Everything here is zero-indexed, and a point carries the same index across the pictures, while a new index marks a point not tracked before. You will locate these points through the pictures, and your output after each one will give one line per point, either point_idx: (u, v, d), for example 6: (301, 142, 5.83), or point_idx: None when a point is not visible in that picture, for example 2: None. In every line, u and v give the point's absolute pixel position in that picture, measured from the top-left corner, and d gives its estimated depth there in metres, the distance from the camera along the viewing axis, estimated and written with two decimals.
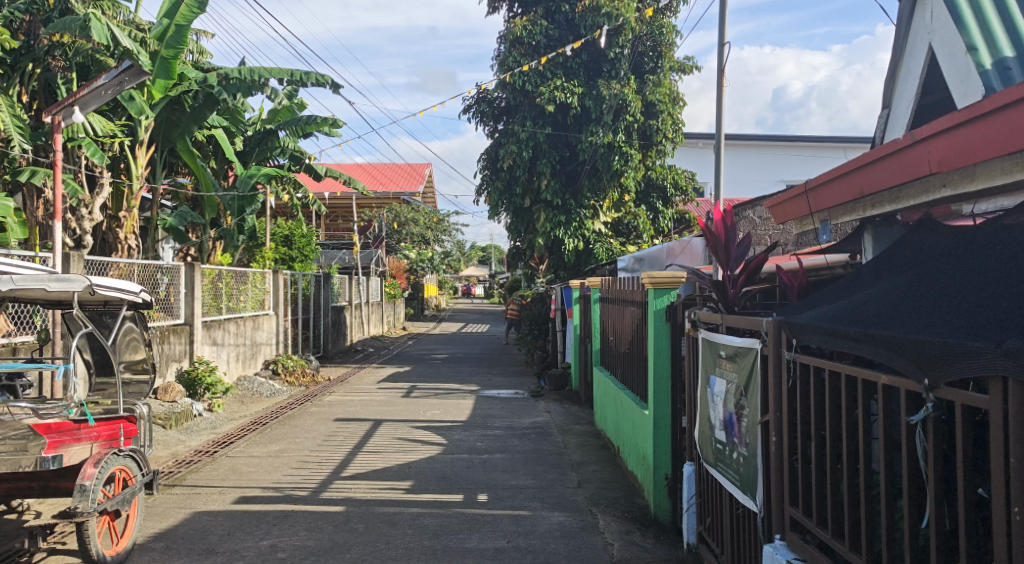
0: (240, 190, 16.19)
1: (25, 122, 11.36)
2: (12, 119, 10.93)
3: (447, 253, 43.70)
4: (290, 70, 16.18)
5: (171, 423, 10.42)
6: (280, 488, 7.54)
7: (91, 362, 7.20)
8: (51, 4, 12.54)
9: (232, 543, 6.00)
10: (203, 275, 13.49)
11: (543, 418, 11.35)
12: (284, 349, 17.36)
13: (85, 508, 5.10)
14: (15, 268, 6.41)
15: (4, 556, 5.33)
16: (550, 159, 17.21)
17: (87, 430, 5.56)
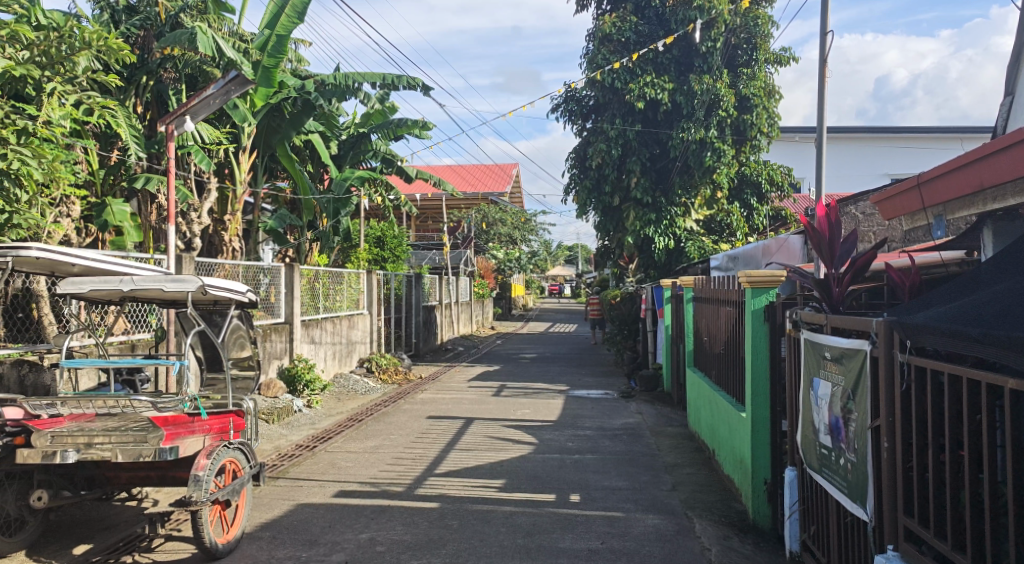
0: (336, 194, 16.83)
1: (140, 132, 12.05)
2: (130, 130, 11.60)
3: (534, 252, 43.92)
4: (383, 74, 16.56)
5: (273, 418, 10.84)
6: (377, 483, 7.73)
7: (203, 359, 7.56)
8: (163, 19, 13.27)
9: (333, 535, 6.19)
10: (302, 276, 13.96)
11: (634, 419, 11.25)
12: (378, 348, 17.79)
13: (199, 497, 5.35)
14: (134, 269, 6.81)
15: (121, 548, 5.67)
16: (640, 156, 17.05)
17: (200, 423, 5.83)
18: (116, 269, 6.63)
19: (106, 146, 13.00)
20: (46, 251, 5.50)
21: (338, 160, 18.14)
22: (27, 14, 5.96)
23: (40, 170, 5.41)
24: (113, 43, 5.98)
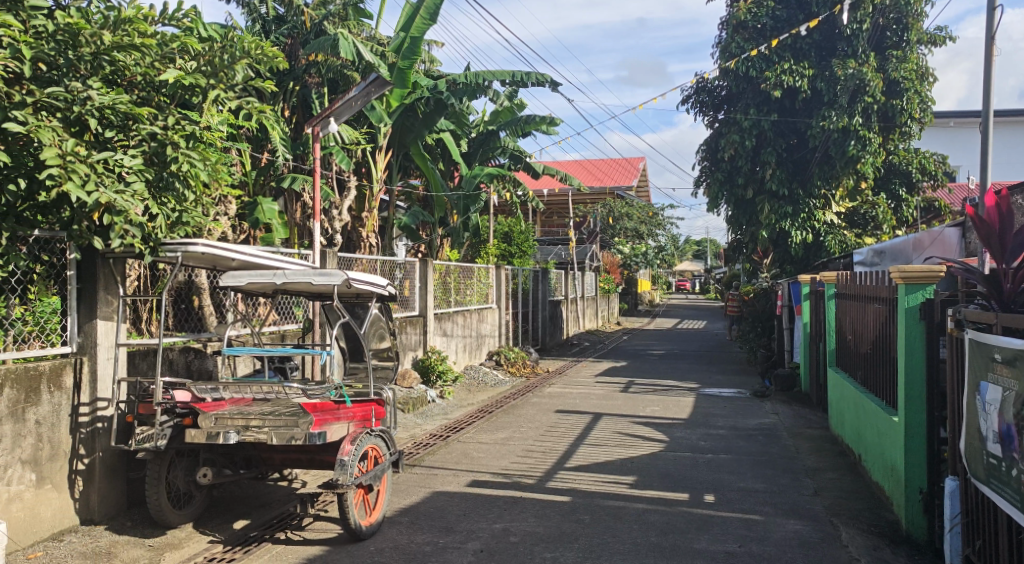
0: (466, 190, 17.21)
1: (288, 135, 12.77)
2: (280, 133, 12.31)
3: (662, 247, 43.29)
4: (512, 71, 16.76)
5: (408, 408, 11.21)
6: (509, 474, 7.85)
7: (346, 349, 7.92)
8: (308, 27, 14.04)
9: (469, 524, 6.33)
10: (435, 270, 14.35)
11: (770, 419, 10.89)
12: (507, 342, 18.05)
13: (345, 480, 5.61)
14: (285, 263, 7.21)
15: (272, 530, 6.07)
16: (775, 147, 16.49)
17: (345, 410, 6.10)
18: (269, 263, 7.05)
19: (257, 148, 13.84)
20: (210, 247, 5.93)
21: (468, 158, 18.54)
22: (195, 29, 6.37)
23: (205, 172, 5.88)
24: (268, 51, 6.41)
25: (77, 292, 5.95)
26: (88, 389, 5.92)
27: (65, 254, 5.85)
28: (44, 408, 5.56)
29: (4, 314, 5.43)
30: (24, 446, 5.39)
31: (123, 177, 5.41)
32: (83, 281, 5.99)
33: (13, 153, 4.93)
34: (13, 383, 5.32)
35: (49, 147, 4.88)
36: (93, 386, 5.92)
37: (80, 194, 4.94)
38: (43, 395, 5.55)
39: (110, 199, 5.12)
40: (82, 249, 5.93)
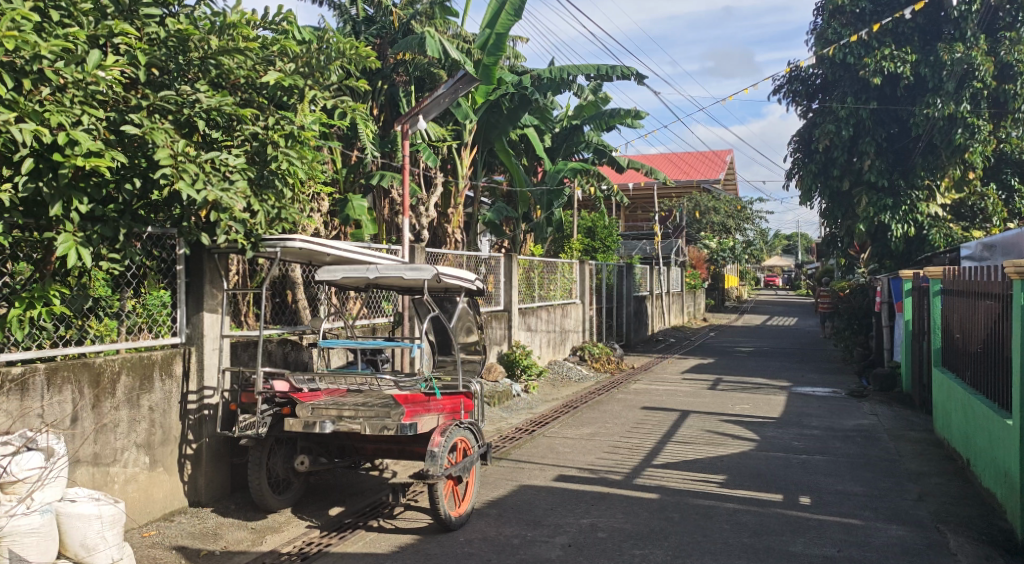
0: (549, 185, 17.20)
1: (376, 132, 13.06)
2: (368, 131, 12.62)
3: (749, 242, 42.30)
4: (596, 65, 16.65)
5: (494, 401, 11.32)
6: (595, 469, 7.83)
7: (435, 343, 8.03)
8: (397, 26, 14.34)
9: (556, 518, 6.34)
10: (519, 265, 14.41)
11: (869, 420, 10.51)
12: (591, 337, 17.99)
13: (436, 471, 5.70)
14: (376, 258, 7.38)
15: (365, 518, 6.24)
16: (875, 137, 15.85)
17: (435, 402, 6.19)
18: (361, 257, 7.23)
19: (347, 146, 14.22)
20: (308, 244, 6.12)
21: (551, 153, 18.54)
22: (292, 32, 6.60)
23: (303, 170, 6.08)
24: (362, 51, 6.60)
25: (186, 286, 6.25)
26: (195, 378, 6.20)
27: (174, 250, 6.14)
28: (157, 395, 5.86)
29: (119, 306, 5.75)
30: (139, 431, 5.69)
31: (228, 176, 5.61)
32: (191, 275, 6.28)
33: (129, 154, 5.21)
34: (129, 371, 5.63)
35: (162, 148, 5.13)
36: (200, 375, 6.21)
37: (190, 191, 5.16)
38: (155, 382, 5.84)
39: (217, 197, 5.33)
40: (190, 245, 6.21)
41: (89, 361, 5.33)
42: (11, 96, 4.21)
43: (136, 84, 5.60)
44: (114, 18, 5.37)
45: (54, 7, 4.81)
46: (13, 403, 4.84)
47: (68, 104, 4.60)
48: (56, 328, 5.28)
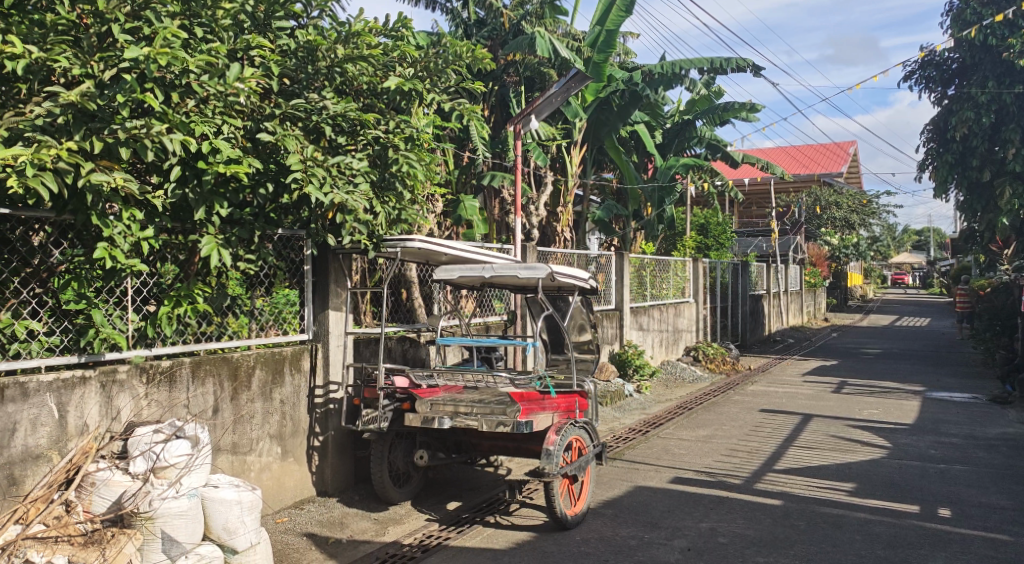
0: (660, 181, 16.97)
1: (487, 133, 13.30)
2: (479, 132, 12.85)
3: (875, 238, 40.33)
4: (710, 58, 16.28)
5: (606, 401, 11.26)
6: (713, 473, 7.68)
7: (548, 341, 8.05)
8: (507, 27, 14.52)
9: (675, 521, 6.25)
10: (631, 264, 14.29)
11: (1015, 429, 9.83)
12: (705, 337, 17.63)
13: (551, 469, 5.74)
14: (490, 258, 7.47)
15: (482, 514, 6.35)
16: (1020, 123, 14.84)
17: (550, 401, 6.23)
18: (476, 257, 7.34)
19: (459, 147, 14.50)
20: (427, 244, 6.26)
21: (663, 149, 18.31)
22: (410, 37, 6.79)
23: (422, 172, 6.24)
24: (477, 53, 6.72)
25: (312, 285, 6.54)
26: (321, 373, 6.48)
27: (302, 250, 6.44)
28: (287, 389, 6.16)
29: (252, 305, 6.07)
30: (272, 422, 5.99)
31: (351, 179, 5.83)
32: (317, 274, 6.56)
33: (263, 160, 5.50)
34: (262, 366, 5.94)
35: (293, 154, 5.38)
36: (326, 370, 6.47)
37: (319, 194, 5.37)
38: (286, 376, 6.14)
39: (343, 199, 5.54)
40: (316, 246, 6.49)
41: (227, 356, 5.66)
42: (161, 109, 4.52)
43: (270, 94, 5.89)
44: (251, 32, 5.68)
45: (198, 24, 5.14)
46: (163, 394, 5.19)
47: (210, 114, 4.90)
48: (198, 324, 5.64)
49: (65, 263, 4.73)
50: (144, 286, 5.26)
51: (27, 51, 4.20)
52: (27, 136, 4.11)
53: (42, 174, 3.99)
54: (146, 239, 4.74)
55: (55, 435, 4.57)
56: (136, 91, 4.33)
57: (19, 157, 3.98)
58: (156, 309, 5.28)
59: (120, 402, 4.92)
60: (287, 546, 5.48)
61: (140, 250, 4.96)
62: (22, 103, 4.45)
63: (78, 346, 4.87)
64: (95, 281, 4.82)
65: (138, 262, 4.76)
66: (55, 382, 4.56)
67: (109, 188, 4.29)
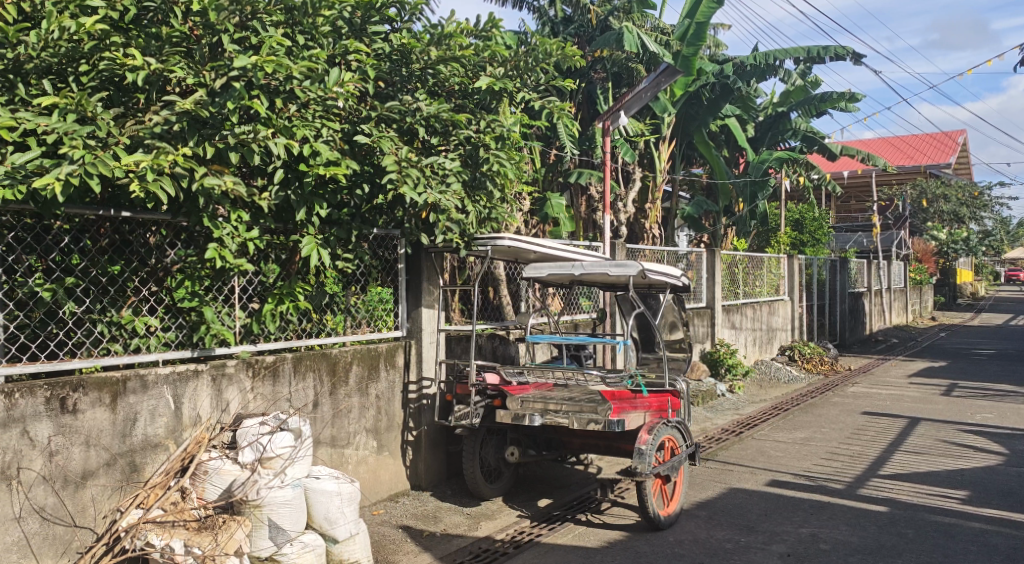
0: (752, 176, 16.54)
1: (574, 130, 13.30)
2: (567, 129, 12.87)
3: (986, 232, 38.21)
4: (807, 47, 15.78)
5: (698, 401, 11.08)
6: (812, 476, 7.46)
7: (639, 340, 7.94)
8: (594, 23, 14.48)
9: (772, 525, 6.11)
10: (723, 261, 14.02)
11: None
12: (800, 336, 17.12)
13: (644, 470, 5.69)
14: (579, 255, 7.44)
15: (573, 513, 6.35)
16: None
17: (642, 400, 6.15)
18: (566, 255, 7.33)
19: (546, 145, 14.54)
20: (518, 242, 6.29)
21: (756, 143, 17.91)
22: (500, 37, 6.84)
23: (512, 170, 6.30)
24: (568, 50, 6.74)
25: (406, 283, 6.70)
26: (415, 369, 6.62)
27: (396, 249, 6.59)
28: (382, 384, 6.32)
29: (349, 302, 6.24)
30: (368, 416, 6.16)
31: (444, 178, 5.92)
32: (410, 272, 6.71)
33: (359, 162, 5.65)
34: (359, 361, 6.11)
35: (388, 155, 5.50)
36: (419, 366, 6.61)
37: (413, 194, 5.49)
38: (382, 372, 6.31)
39: (436, 199, 5.63)
40: (410, 245, 6.63)
41: (327, 352, 5.85)
42: (267, 114, 4.71)
43: (366, 97, 6.04)
44: (349, 38, 5.83)
45: (299, 31, 5.33)
46: (267, 388, 5.40)
47: (310, 118, 5.06)
48: (299, 321, 5.84)
49: (179, 262, 4.98)
50: (249, 285, 5.47)
51: (146, 62, 4.44)
52: (146, 144, 4.35)
53: (160, 179, 4.21)
54: (252, 239, 4.96)
55: (172, 425, 4.78)
56: (244, 98, 4.53)
57: (140, 163, 4.19)
58: (261, 306, 5.48)
59: (229, 395, 5.14)
60: (384, 537, 5.62)
61: (247, 250, 5.17)
62: (141, 111, 4.67)
63: (192, 342, 5.09)
64: (206, 279, 5.06)
65: (244, 261, 4.97)
66: (171, 375, 4.79)
67: (219, 191, 4.50)
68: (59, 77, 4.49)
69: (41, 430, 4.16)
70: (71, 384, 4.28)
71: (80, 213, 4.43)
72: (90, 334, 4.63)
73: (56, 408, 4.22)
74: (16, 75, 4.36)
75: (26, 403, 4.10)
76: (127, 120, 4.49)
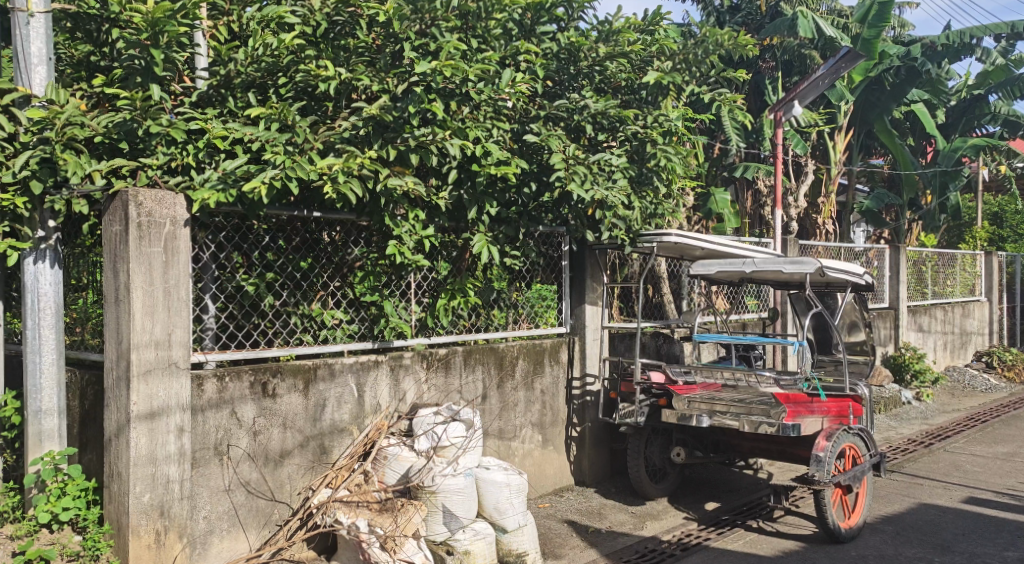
0: (942, 166, 15.28)
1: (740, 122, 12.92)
2: (732, 122, 12.52)
3: None
4: (1010, 23, 14.44)
5: (880, 408, 10.43)
6: (1016, 495, 6.83)
7: (814, 341, 7.56)
8: (763, 11, 13.99)
9: (970, 546, 5.65)
10: (908, 258, 13.10)
11: None
12: (1000, 341, 15.67)
13: (822, 477, 5.45)
14: (750, 253, 7.20)
15: (743, 519, 6.17)
16: None
17: (819, 404, 5.86)
18: (736, 252, 7.12)
19: (711, 138, 14.20)
20: (684, 238, 6.15)
21: (947, 130, 16.63)
22: (668, 30, 6.77)
23: (681, 165, 6.20)
24: (740, 40, 6.55)
25: (570, 280, 6.76)
26: (578, 365, 6.69)
27: (561, 247, 6.67)
28: (547, 379, 6.42)
29: (516, 299, 6.37)
30: (533, 411, 6.29)
31: (611, 175, 5.92)
32: (574, 269, 6.77)
33: (527, 160, 5.78)
34: (525, 356, 6.25)
35: (557, 153, 5.56)
36: (583, 362, 6.66)
37: (581, 192, 5.54)
38: (546, 367, 6.42)
39: (603, 196, 5.66)
40: (575, 242, 6.68)
41: (494, 346, 6.02)
42: (443, 117, 4.93)
43: (536, 96, 6.15)
44: (520, 39, 5.96)
45: (473, 35, 5.52)
46: (441, 379, 5.63)
47: (482, 120, 5.24)
48: (469, 316, 6.03)
49: (360, 259, 5.29)
50: (423, 281, 5.70)
51: (337, 73, 4.75)
52: (337, 148, 4.66)
53: (350, 181, 4.49)
54: (427, 237, 5.19)
55: (356, 412, 5.10)
56: (423, 102, 4.77)
57: (332, 165, 4.48)
58: (434, 301, 5.71)
59: (406, 385, 5.41)
60: (550, 531, 5.71)
61: (422, 248, 5.42)
62: (331, 119, 4.99)
63: (373, 333, 5.39)
64: (383, 275, 5.37)
65: (421, 258, 5.21)
66: (355, 364, 5.10)
67: (401, 191, 4.78)
68: (260, 89, 4.89)
69: (248, 411, 4.55)
70: (271, 370, 4.65)
71: (278, 214, 4.80)
72: (286, 325, 5.00)
73: (258, 392, 4.60)
74: (226, 88, 4.79)
75: (234, 387, 4.49)
76: (320, 127, 4.79)
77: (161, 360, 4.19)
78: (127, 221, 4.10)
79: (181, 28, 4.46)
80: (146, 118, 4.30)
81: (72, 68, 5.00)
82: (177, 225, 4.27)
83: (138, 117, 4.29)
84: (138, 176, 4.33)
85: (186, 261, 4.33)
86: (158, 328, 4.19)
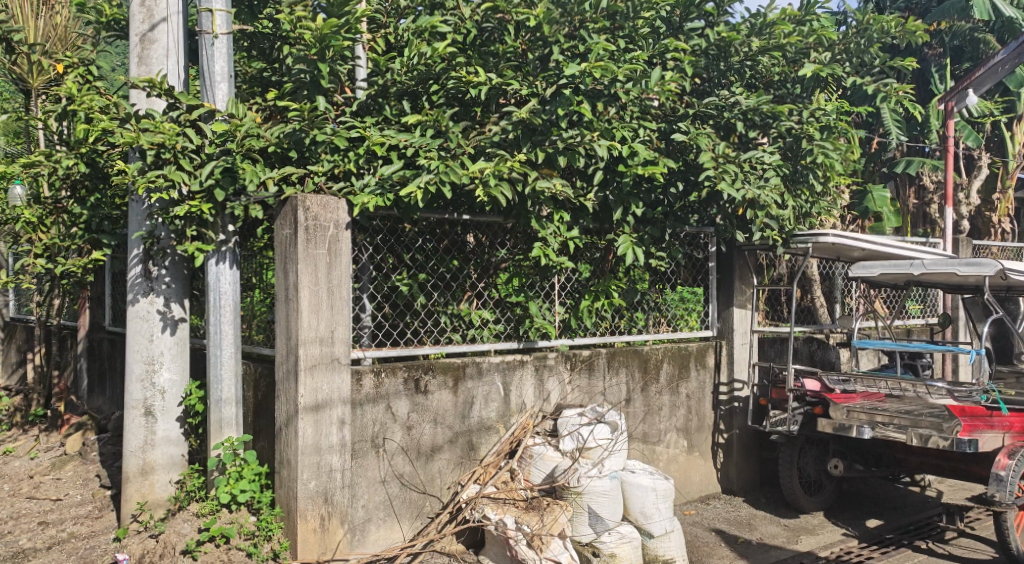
0: None
1: (902, 114, 12.15)
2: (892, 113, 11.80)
3: None
4: None
5: None
6: None
7: (992, 350, 6.92)
8: None
9: None
10: None
11: None
12: None
13: (1003, 499, 5.05)
14: (918, 254, 6.77)
15: (909, 539, 5.79)
16: None
17: (1000, 418, 5.42)
18: (903, 252, 6.74)
19: (869, 132, 13.42)
20: (842, 238, 5.87)
21: None
22: (826, 21, 6.49)
23: (840, 162, 5.91)
24: (905, 27, 6.17)
25: (717, 282, 6.61)
26: (726, 370, 6.51)
27: (707, 248, 6.53)
28: (693, 383, 6.29)
29: (661, 301, 6.28)
30: (679, 416, 6.17)
31: (762, 173, 5.71)
32: (722, 271, 6.61)
33: (675, 159, 5.68)
34: (670, 359, 6.14)
35: (705, 151, 5.43)
36: (731, 367, 6.48)
37: (732, 191, 5.38)
38: (692, 371, 6.29)
39: (755, 195, 5.48)
40: (723, 244, 6.53)
41: (639, 348, 5.95)
42: (591, 118, 4.94)
43: (684, 93, 6.04)
44: (668, 36, 5.88)
45: (620, 35, 5.49)
46: (585, 380, 5.63)
47: (628, 120, 5.22)
48: (613, 318, 6.00)
49: (506, 260, 5.40)
50: (568, 282, 5.72)
51: (488, 78, 4.85)
52: (488, 152, 4.77)
53: (500, 184, 4.57)
54: (572, 238, 5.22)
55: (502, 410, 5.19)
56: (572, 104, 4.80)
57: (484, 169, 4.58)
58: (577, 302, 5.71)
59: (550, 385, 5.45)
60: (698, 539, 5.58)
61: (567, 249, 5.44)
62: (480, 124, 5.10)
63: (519, 333, 5.47)
64: (530, 276, 5.44)
65: (566, 260, 5.23)
66: (502, 363, 5.20)
67: (549, 193, 4.86)
68: (413, 97, 5.07)
69: (401, 406, 4.74)
70: (423, 367, 4.82)
71: (429, 217, 4.98)
72: (436, 324, 5.17)
73: (411, 388, 4.78)
74: (383, 97, 5.01)
75: (390, 383, 4.69)
76: (471, 132, 4.93)
77: (325, 356, 4.43)
78: (296, 225, 4.37)
79: (344, 43, 4.72)
80: (313, 127, 4.57)
81: (246, 84, 5.44)
82: (340, 228, 4.51)
83: (306, 127, 4.56)
84: (306, 182, 4.60)
85: (346, 262, 4.56)
86: (322, 325, 4.44)
